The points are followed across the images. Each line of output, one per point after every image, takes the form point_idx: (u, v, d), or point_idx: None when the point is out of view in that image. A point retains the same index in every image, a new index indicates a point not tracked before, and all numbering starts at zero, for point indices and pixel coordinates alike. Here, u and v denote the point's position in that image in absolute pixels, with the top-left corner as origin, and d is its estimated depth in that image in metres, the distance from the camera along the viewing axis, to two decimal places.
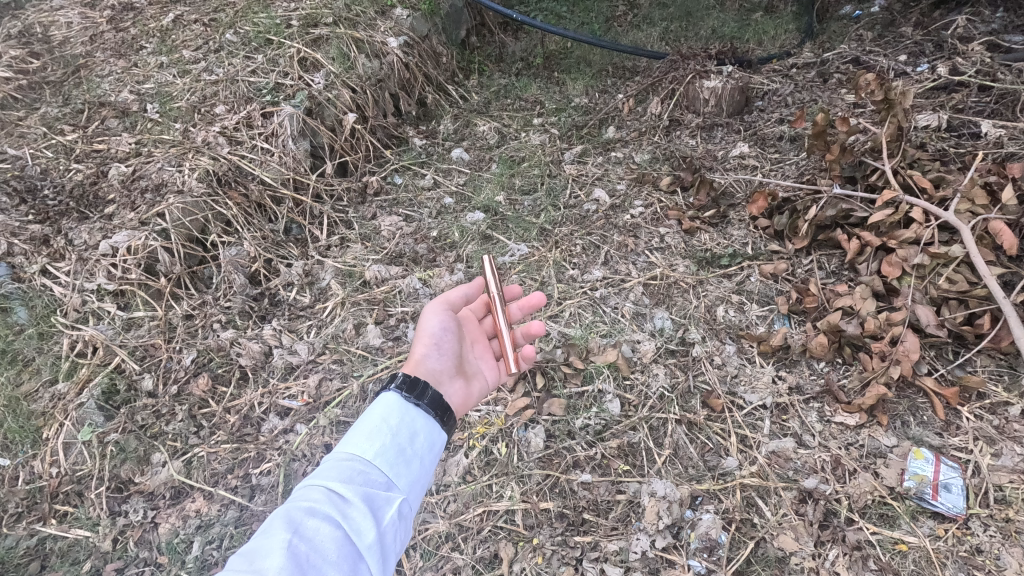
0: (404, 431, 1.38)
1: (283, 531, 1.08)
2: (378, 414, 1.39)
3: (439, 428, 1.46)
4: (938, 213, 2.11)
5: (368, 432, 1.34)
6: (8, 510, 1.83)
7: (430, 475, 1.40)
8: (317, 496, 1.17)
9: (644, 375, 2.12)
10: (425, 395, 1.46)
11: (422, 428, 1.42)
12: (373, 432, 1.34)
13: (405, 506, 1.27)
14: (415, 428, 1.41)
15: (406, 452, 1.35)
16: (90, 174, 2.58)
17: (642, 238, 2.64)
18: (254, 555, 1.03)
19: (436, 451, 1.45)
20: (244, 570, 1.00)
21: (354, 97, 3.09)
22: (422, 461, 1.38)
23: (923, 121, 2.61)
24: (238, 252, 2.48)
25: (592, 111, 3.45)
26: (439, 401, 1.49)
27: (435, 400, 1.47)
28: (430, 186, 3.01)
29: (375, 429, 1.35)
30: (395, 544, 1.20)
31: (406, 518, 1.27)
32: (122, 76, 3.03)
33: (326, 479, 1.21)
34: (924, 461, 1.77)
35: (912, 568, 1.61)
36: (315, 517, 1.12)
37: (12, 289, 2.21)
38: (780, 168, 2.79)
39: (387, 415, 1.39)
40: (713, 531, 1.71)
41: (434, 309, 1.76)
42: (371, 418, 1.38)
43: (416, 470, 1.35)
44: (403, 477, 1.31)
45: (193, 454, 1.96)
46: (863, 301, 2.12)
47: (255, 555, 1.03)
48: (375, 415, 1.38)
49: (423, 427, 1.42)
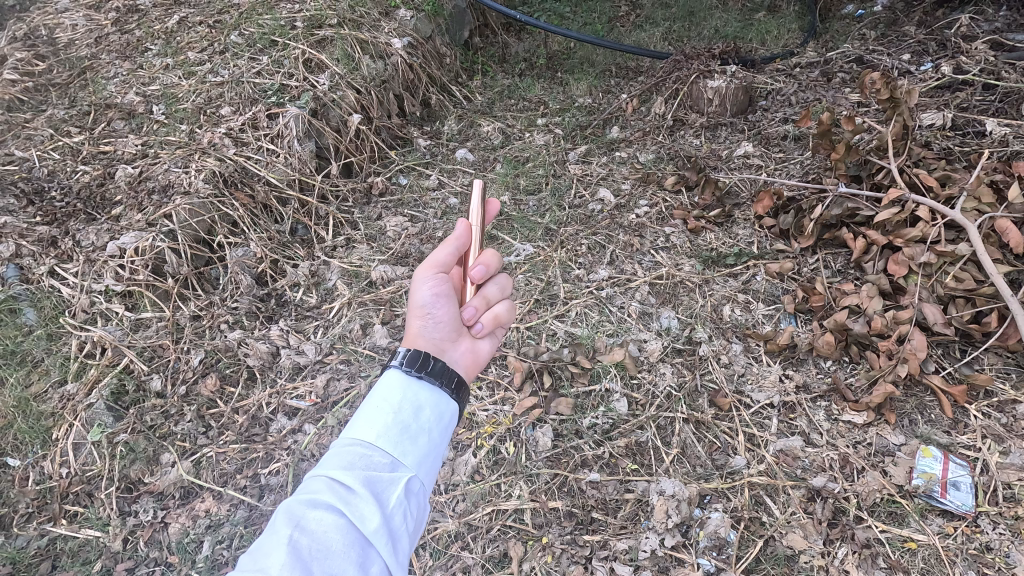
0: (408, 406, 1.25)
1: (282, 527, 0.97)
2: (379, 393, 1.25)
3: (447, 398, 1.33)
4: (945, 211, 2.11)
5: (369, 412, 1.20)
6: (19, 510, 1.84)
7: (442, 448, 1.27)
8: (317, 486, 1.05)
9: (651, 374, 2.12)
10: (431, 368, 1.34)
11: (427, 401, 1.29)
12: (375, 411, 1.21)
13: (414, 484, 1.15)
14: (420, 402, 1.27)
15: (413, 428, 1.22)
16: (97, 175, 2.58)
17: (647, 237, 2.65)
18: (253, 557, 0.94)
19: (447, 423, 1.31)
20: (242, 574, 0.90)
21: (359, 98, 3.10)
22: (431, 435, 1.25)
23: (928, 121, 2.62)
24: (245, 252, 2.50)
25: (596, 111, 3.46)
26: (445, 373, 1.36)
27: (442, 373, 1.35)
28: (435, 186, 3.02)
29: (376, 407, 1.21)
30: (406, 526, 1.08)
31: (419, 497, 1.14)
32: (127, 78, 3.04)
33: (326, 466, 1.09)
34: (933, 459, 1.77)
35: (921, 566, 1.62)
36: (316, 509, 1.01)
37: (20, 290, 2.23)
38: (784, 167, 2.79)
39: (389, 393, 1.26)
40: (722, 530, 1.72)
41: (424, 274, 1.55)
42: (371, 397, 1.24)
43: (426, 446, 1.22)
44: (410, 454, 1.18)
45: (202, 454, 1.97)
46: (870, 300, 2.12)
47: (252, 557, 0.93)
48: (376, 394, 1.25)
49: (429, 400, 1.29)
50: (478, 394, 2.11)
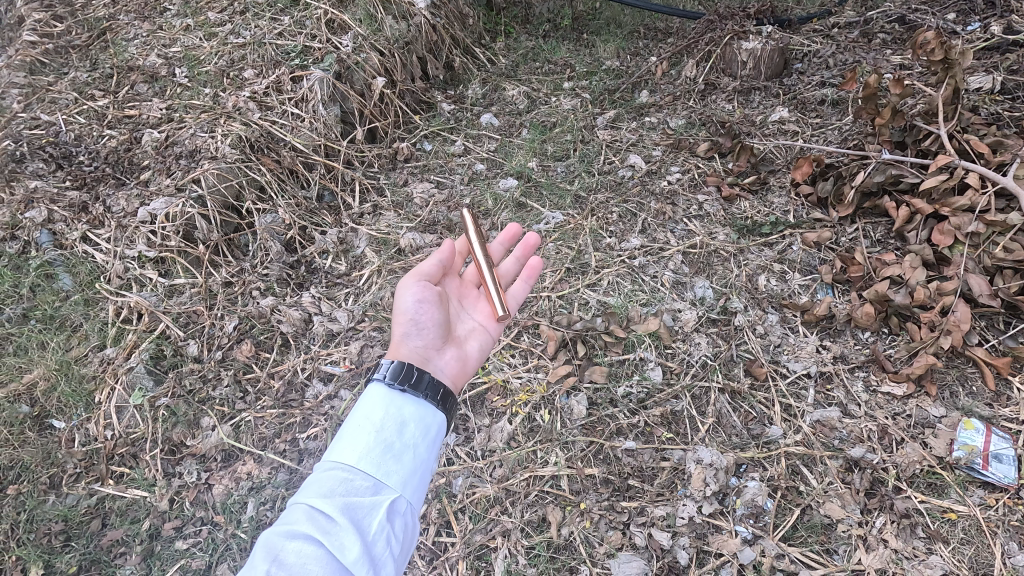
0: (391, 423, 1.32)
1: (263, 563, 1.02)
2: (362, 414, 1.32)
3: (432, 411, 1.41)
4: (997, 178, 2.03)
5: (349, 437, 1.26)
6: (67, 470, 1.88)
7: (430, 461, 1.33)
8: (298, 516, 1.11)
9: (686, 344, 2.11)
10: (415, 381, 1.42)
11: (411, 416, 1.37)
12: (358, 432, 1.28)
13: (400, 504, 1.21)
14: (404, 417, 1.35)
15: (395, 448, 1.27)
16: (124, 140, 2.57)
17: (680, 205, 2.60)
18: None
19: (433, 436, 1.38)
20: None
21: (383, 61, 3.02)
22: (417, 452, 1.32)
23: (975, 84, 2.52)
24: (274, 219, 2.48)
25: (623, 74, 3.34)
26: (432, 384, 1.45)
27: (432, 386, 1.44)
28: (460, 152, 2.96)
29: (359, 430, 1.28)
30: (390, 550, 1.13)
31: (402, 517, 1.20)
32: (148, 39, 2.98)
33: (309, 495, 1.15)
34: (975, 431, 1.76)
35: (961, 536, 1.62)
36: (295, 542, 1.06)
37: (55, 256, 2.25)
38: (822, 133, 2.71)
39: (373, 412, 1.33)
40: (759, 498, 1.73)
41: (409, 284, 1.65)
42: (354, 417, 1.31)
43: (410, 463, 1.28)
44: (394, 474, 1.24)
45: (241, 419, 1.99)
46: (913, 271, 2.07)
47: None
48: (359, 415, 1.32)
49: (413, 415, 1.37)
50: (511, 362, 2.12)
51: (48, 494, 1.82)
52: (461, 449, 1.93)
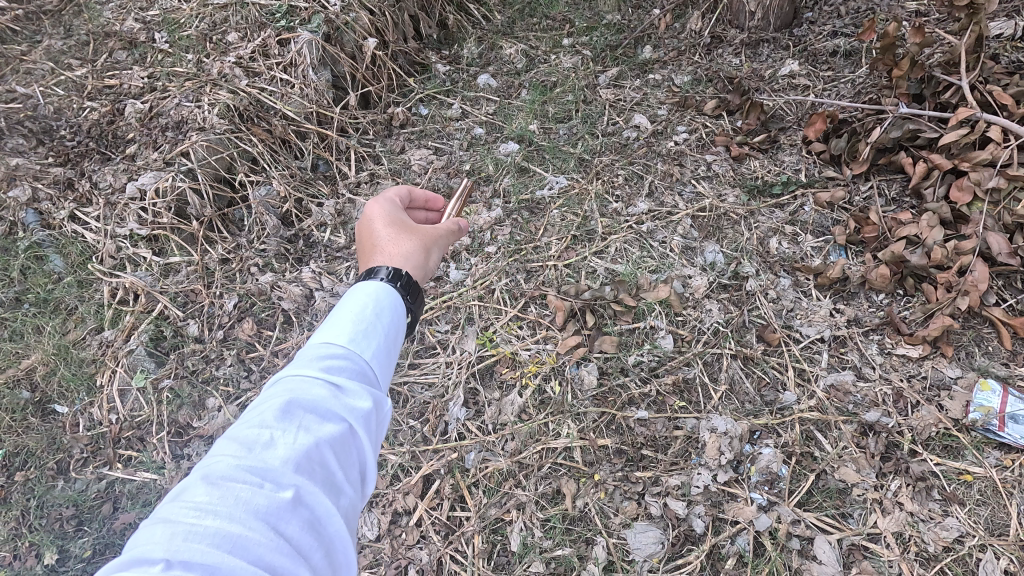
0: (397, 324, 1.18)
1: (286, 427, 0.85)
2: (356, 299, 1.15)
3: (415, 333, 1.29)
4: (1020, 131, 1.94)
5: (348, 319, 1.09)
6: (74, 455, 1.86)
7: None
8: (316, 384, 0.94)
9: (697, 311, 2.06)
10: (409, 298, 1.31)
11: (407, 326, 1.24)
12: (370, 320, 1.11)
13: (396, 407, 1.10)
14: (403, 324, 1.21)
15: (393, 338, 1.14)
16: (106, 112, 2.44)
17: (688, 166, 2.51)
18: (249, 455, 0.80)
19: None
20: (243, 470, 0.78)
21: (373, 20, 2.86)
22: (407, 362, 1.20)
23: (997, 30, 2.40)
24: (268, 192, 2.40)
25: (625, 28, 3.16)
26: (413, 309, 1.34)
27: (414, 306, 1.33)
28: (458, 116, 2.84)
29: (372, 319, 1.11)
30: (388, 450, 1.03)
31: None
32: (123, 3, 2.81)
33: (324, 366, 0.98)
34: (991, 393, 1.73)
35: (976, 497, 1.62)
36: (317, 413, 0.90)
37: (43, 237, 2.18)
38: (834, 87, 2.60)
39: (381, 304, 1.17)
40: (774, 465, 1.72)
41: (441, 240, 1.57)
42: (362, 303, 1.14)
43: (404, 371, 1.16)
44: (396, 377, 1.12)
45: (246, 398, 1.95)
46: (930, 230, 2.00)
47: (251, 455, 0.80)
48: (352, 301, 1.14)
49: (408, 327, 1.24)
50: (519, 334, 2.09)
51: (57, 480, 1.81)
52: (471, 423, 1.91)
